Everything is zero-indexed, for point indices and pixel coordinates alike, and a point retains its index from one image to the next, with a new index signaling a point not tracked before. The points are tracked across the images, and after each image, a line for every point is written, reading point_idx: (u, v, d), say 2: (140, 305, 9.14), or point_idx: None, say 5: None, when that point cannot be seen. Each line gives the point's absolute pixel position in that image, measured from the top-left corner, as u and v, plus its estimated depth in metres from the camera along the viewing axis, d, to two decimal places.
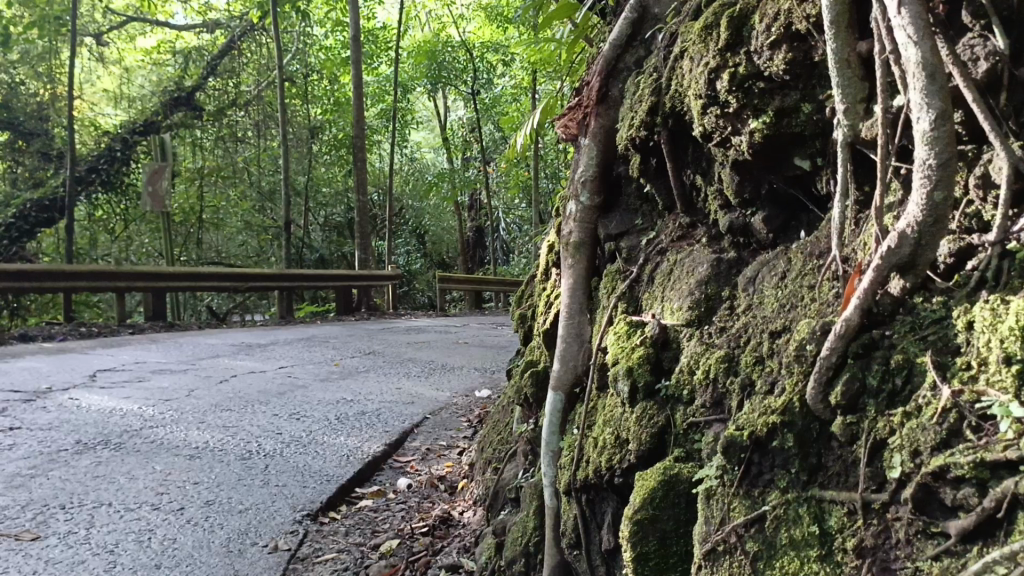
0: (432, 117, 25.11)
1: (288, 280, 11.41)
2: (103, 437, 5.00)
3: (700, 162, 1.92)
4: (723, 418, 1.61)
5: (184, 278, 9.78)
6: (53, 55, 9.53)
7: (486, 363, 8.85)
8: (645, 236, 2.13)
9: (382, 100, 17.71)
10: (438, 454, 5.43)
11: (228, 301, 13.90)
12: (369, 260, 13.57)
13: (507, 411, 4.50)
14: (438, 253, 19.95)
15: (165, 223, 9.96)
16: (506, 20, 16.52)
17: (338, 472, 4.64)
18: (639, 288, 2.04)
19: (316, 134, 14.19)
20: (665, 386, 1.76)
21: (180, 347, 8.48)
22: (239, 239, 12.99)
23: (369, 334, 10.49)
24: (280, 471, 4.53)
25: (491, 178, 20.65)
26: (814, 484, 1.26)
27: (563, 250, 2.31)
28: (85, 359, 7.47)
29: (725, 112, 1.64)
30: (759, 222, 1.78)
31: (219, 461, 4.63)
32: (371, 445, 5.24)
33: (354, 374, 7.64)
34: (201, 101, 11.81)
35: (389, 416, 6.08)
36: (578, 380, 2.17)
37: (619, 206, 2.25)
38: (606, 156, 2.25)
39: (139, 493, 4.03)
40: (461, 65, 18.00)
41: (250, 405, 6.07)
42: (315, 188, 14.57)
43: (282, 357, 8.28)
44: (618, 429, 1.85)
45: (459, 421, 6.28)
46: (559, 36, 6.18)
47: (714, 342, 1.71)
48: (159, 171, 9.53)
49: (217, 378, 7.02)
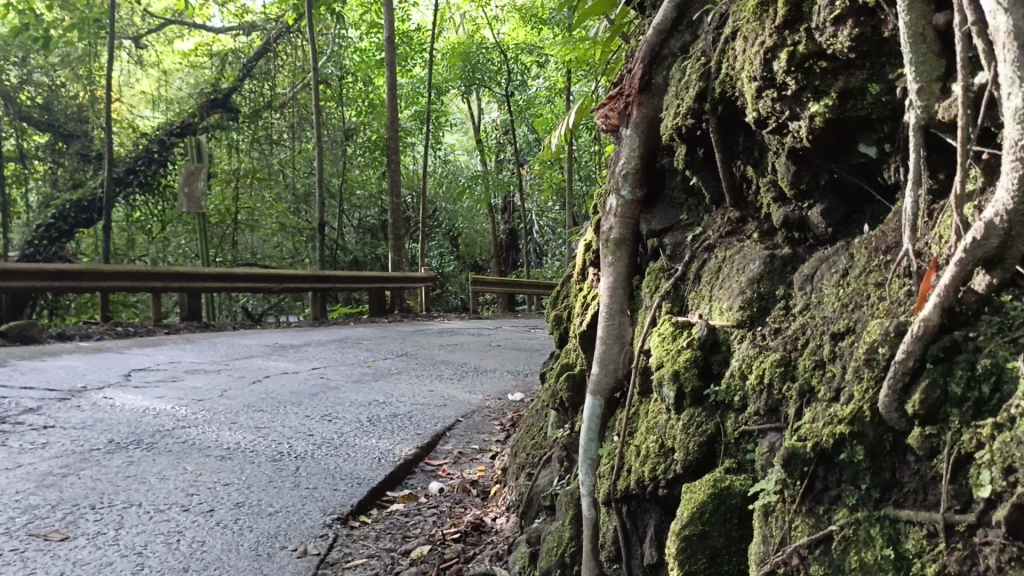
0: (466, 119, 25.10)
1: (322, 282, 11.43)
2: (135, 436, 4.98)
3: (752, 152, 1.79)
4: (779, 427, 1.49)
5: (219, 279, 9.81)
6: (93, 58, 9.61)
7: (520, 366, 8.73)
8: (690, 232, 2.01)
9: (416, 103, 17.69)
10: (471, 457, 5.34)
11: (262, 302, 13.97)
12: (402, 262, 13.55)
13: (542, 415, 4.39)
14: (471, 255, 19.91)
15: (201, 224, 10.01)
16: (541, 21, 16.40)
17: (368, 474, 4.55)
18: (685, 287, 1.92)
19: (351, 136, 14.21)
20: (713, 392, 1.64)
21: (214, 347, 8.49)
22: (274, 240, 13.04)
23: (402, 336, 10.44)
24: (310, 473, 4.46)
25: (525, 180, 20.55)
26: (888, 502, 1.13)
27: (602, 247, 2.20)
28: (120, 359, 7.49)
29: (782, 95, 1.52)
30: (817, 215, 1.65)
31: (250, 463, 4.57)
32: (402, 448, 5.15)
33: (386, 375, 7.58)
34: (237, 103, 11.86)
35: (422, 419, 6.00)
36: (618, 385, 2.06)
37: (663, 201, 2.13)
38: (649, 148, 2.13)
39: (169, 494, 3.98)
40: (495, 67, 17.93)
41: (282, 406, 6.03)
42: (348, 190, 14.61)
43: (315, 358, 8.25)
44: (663, 438, 1.73)
45: (492, 425, 6.17)
46: (595, 35, 6.08)
47: (769, 345, 1.59)
48: (195, 172, 9.57)
49: (250, 378, 7.01)
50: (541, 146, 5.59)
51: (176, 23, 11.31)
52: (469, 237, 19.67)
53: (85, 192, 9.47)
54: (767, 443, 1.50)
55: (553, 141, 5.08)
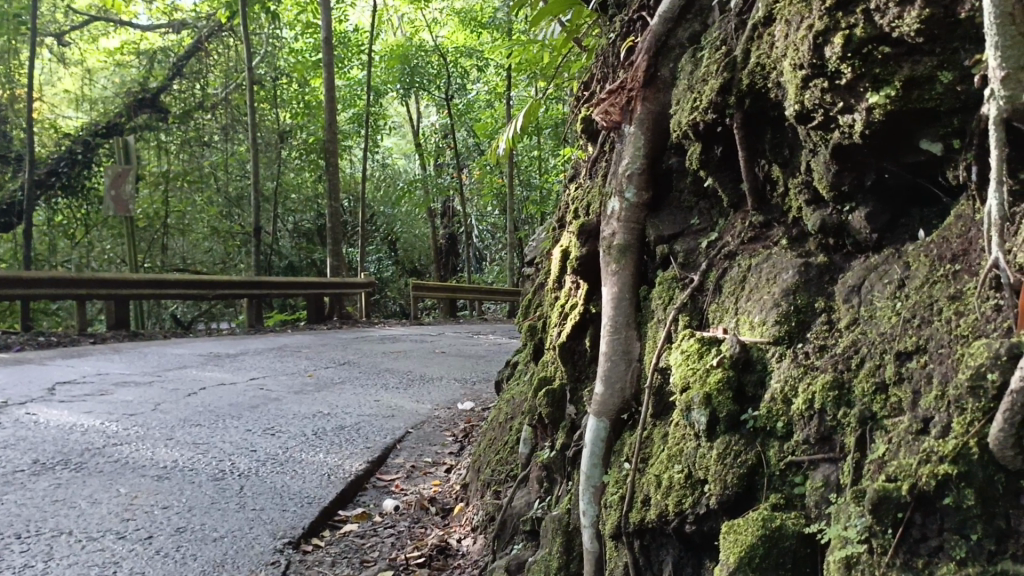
0: (404, 123, 24.77)
1: (257, 287, 11.00)
2: (63, 456, 4.61)
3: (781, 150, 1.63)
4: (833, 458, 1.32)
5: (149, 286, 9.35)
6: (13, 54, 9.09)
7: (467, 373, 8.51)
8: (704, 239, 1.84)
9: (353, 105, 17.33)
10: (425, 472, 5.10)
11: (193, 309, 13.42)
12: (341, 268, 13.19)
13: (506, 427, 4.18)
14: (410, 260, 19.60)
15: (129, 229, 9.53)
16: (481, 25, 16.24)
17: (319, 493, 4.28)
18: (704, 299, 1.75)
19: (286, 138, 13.79)
20: (752, 418, 1.46)
21: (145, 358, 8.04)
22: (205, 245, 12.55)
23: (343, 344, 10.10)
24: (257, 493, 4.17)
25: (465, 184, 20.33)
26: (1004, 556, 0.97)
27: (604, 253, 2.02)
28: (44, 371, 7.02)
29: (835, 84, 1.36)
30: (860, 219, 1.48)
31: (190, 483, 4.26)
32: (352, 463, 4.88)
33: (330, 385, 7.27)
34: (167, 103, 11.40)
35: (371, 431, 5.72)
36: (625, 406, 1.88)
37: (670, 203, 1.96)
38: (656, 145, 1.96)
39: (102, 520, 3.64)
40: (435, 70, 17.67)
41: (222, 420, 5.69)
42: (283, 194, 14.18)
43: (253, 368, 7.88)
44: (690, 468, 1.55)
45: (444, 436, 5.94)
46: (543, 37, 5.95)
47: (815, 364, 1.41)
48: (123, 173, 9.08)
49: (186, 391, 6.62)
50: (490, 150, 5.43)
51: (101, 20, 10.77)
52: (408, 241, 19.36)
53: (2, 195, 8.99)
54: (819, 476, 1.33)
55: (503, 145, 4.93)
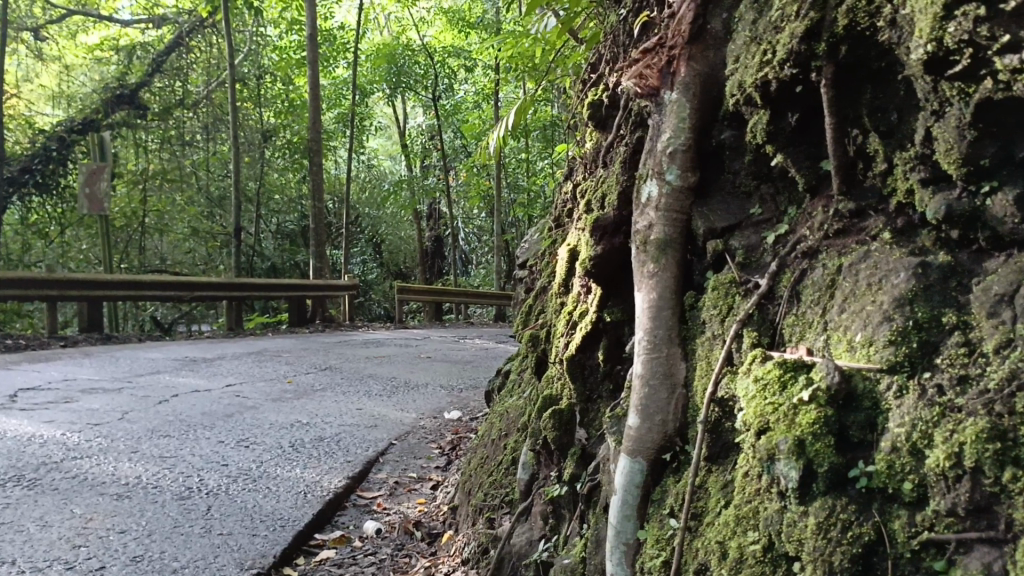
0: (390, 123, 24.36)
1: (237, 290, 10.50)
2: (15, 471, 4.15)
3: (886, 113, 1.23)
4: (995, 540, 0.93)
5: (125, 287, 8.86)
6: None
7: (453, 380, 8.07)
8: (770, 232, 1.45)
9: (339, 105, 16.83)
10: (409, 489, 4.69)
11: (172, 311, 12.97)
12: (325, 269, 12.73)
13: (500, 446, 3.77)
14: (395, 263, 19.13)
15: (105, 229, 9.03)
16: (469, 26, 15.82)
17: (293, 514, 3.85)
18: (776, 310, 1.35)
19: (269, 138, 13.28)
20: (865, 475, 1.07)
21: (116, 362, 7.58)
22: (185, 246, 12.02)
23: (325, 348, 9.65)
24: (225, 515, 3.73)
25: (452, 186, 19.89)
26: None
27: (636, 251, 1.61)
28: (6, 376, 6.55)
29: (996, 11, 1.01)
30: (1005, 203, 1.07)
31: (151, 503, 3.81)
32: (330, 479, 4.45)
33: (310, 393, 6.82)
34: (146, 100, 10.92)
35: (351, 443, 5.29)
36: (667, 443, 1.48)
37: (723, 189, 1.57)
38: (704, 115, 1.57)
39: (49, 547, 3.20)
40: (422, 70, 17.19)
41: (192, 430, 5.24)
42: (266, 195, 13.70)
43: (230, 374, 7.41)
44: (770, 537, 1.15)
45: (429, 449, 5.52)
46: (535, 30, 5.58)
47: (956, 404, 1.01)
48: (98, 171, 8.61)
49: (157, 398, 6.16)
50: (479, 149, 5.13)
51: (80, 15, 10.26)
52: (393, 244, 18.89)
53: None
54: (976, 564, 0.93)
55: (491, 143, 4.58)
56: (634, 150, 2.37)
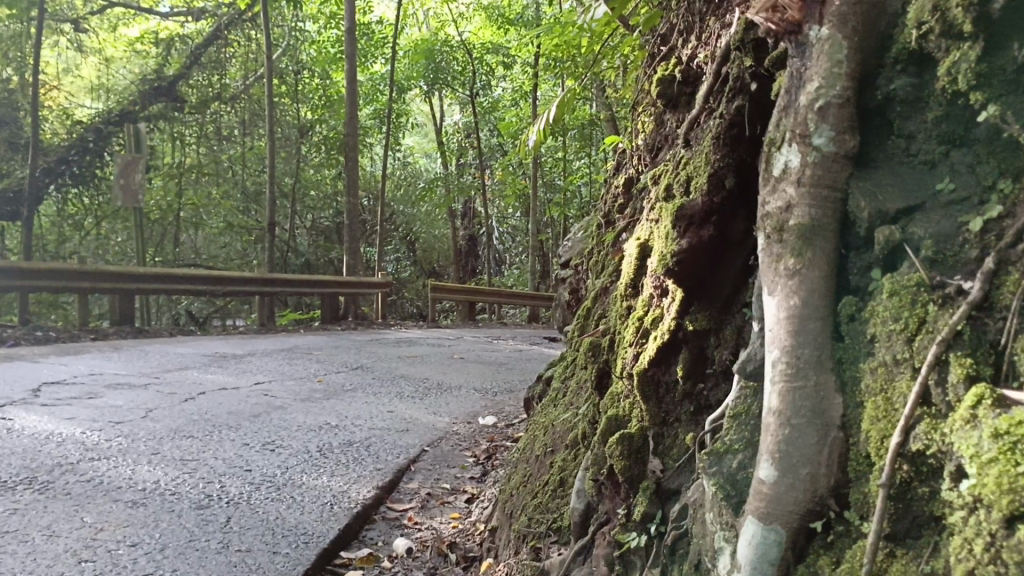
0: (427, 119, 24.13)
1: (269, 285, 10.18)
2: (27, 473, 3.83)
3: None
4: None
5: (160, 280, 8.60)
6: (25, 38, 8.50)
7: (487, 383, 7.68)
8: (975, 215, 1.02)
9: (376, 101, 16.43)
10: (441, 501, 4.30)
11: (207, 305, 12.84)
12: (358, 266, 12.41)
13: (545, 464, 3.38)
14: (428, 261, 18.87)
15: (139, 222, 8.76)
16: (509, 22, 15.36)
17: (318, 529, 3.46)
18: (999, 328, 0.93)
19: (305, 134, 12.94)
20: None
21: (146, 356, 7.32)
22: (220, 240, 11.90)
23: (357, 346, 9.34)
24: (245, 528, 3.37)
25: (489, 184, 19.52)
26: None
27: (766, 245, 1.21)
28: (33, 368, 6.28)
29: None
30: None
31: (168, 512, 3.46)
32: (359, 489, 4.07)
33: (340, 393, 6.46)
34: (184, 92, 10.56)
35: (382, 449, 4.91)
36: (819, 507, 1.08)
37: (888, 159, 1.15)
38: (867, 59, 1.16)
39: (52, 562, 2.86)
40: (459, 67, 16.77)
41: (216, 431, 4.90)
42: (302, 190, 13.43)
43: (259, 371, 7.09)
44: None
45: (463, 457, 5.12)
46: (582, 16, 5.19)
47: None
48: (133, 162, 8.37)
49: (182, 396, 5.84)
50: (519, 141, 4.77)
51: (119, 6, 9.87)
52: (427, 241, 18.58)
53: (11, 180, 8.09)
54: None
55: (532, 136, 4.27)
56: (729, 123, 1.96)
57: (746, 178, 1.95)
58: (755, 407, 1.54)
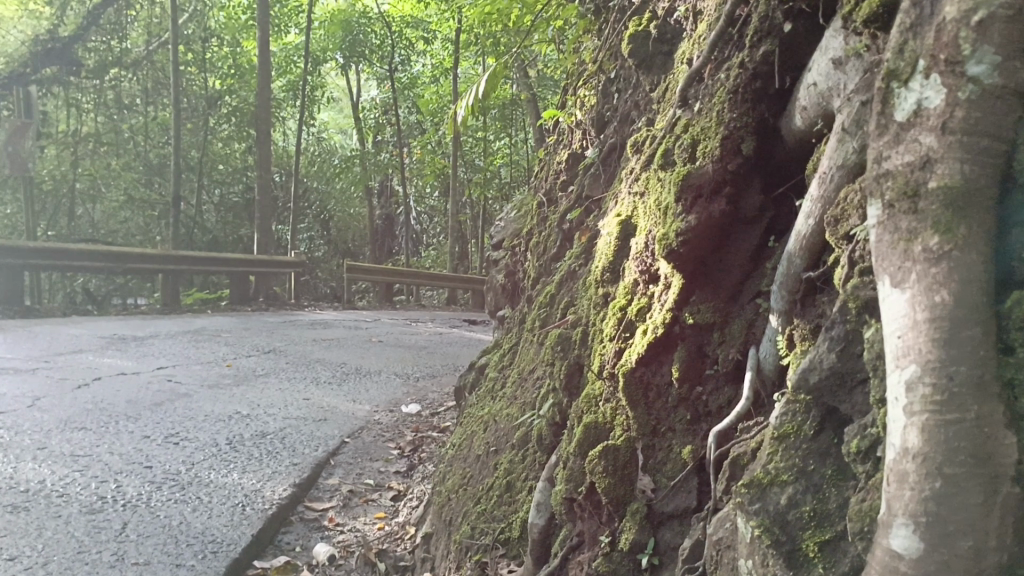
0: (343, 94, 23.27)
1: (174, 264, 9.43)
2: None
3: None
4: None
5: (51, 255, 7.83)
6: None
7: (409, 367, 7.25)
8: None
9: (289, 73, 15.56)
10: (365, 499, 3.87)
11: (107, 282, 11.98)
12: (269, 244, 11.70)
13: (489, 465, 2.93)
14: (344, 240, 18.16)
15: (28, 192, 7.95)
16: None
17: (230, 534, 2.98)
18: None
19: (214, 105, 12.08)
20: None
21: (35, 338, 6.61)
22: (120, 215, 10.93)
23: (268, 328, 8.74)
24: (145, 535, 2.88)
25: (408, 163, 18.88)
26: None
27: (891, 229, 0.95)
28: None
29: None
30: None
31: (54, 518, 2.95)
32: (275, 487, 3.58)
33: (251, 380, 5.93)
34: (81, 57, 9.65)
35: (299, 441, 4.42)
36: None
37: None
38: None
39: None
40: (378, 40, 16.03)
41: (113, 422, 4.35)
42: (210, 165, 12.55)
43: (161, 355, 6.47)
44: None
45: (387, 449, 4.69)
46: None
47: None
48: (21, 128, 7.52)
49: (75, 382, 5.23)
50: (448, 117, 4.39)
51: None
52: (343, 220, 17.86)
53: None
54: None
55: (459, 110, 3.92)
56: (753, 75, 1.67)
57: (768, 141, 1.66)
58: (809, 428, 1.22)
